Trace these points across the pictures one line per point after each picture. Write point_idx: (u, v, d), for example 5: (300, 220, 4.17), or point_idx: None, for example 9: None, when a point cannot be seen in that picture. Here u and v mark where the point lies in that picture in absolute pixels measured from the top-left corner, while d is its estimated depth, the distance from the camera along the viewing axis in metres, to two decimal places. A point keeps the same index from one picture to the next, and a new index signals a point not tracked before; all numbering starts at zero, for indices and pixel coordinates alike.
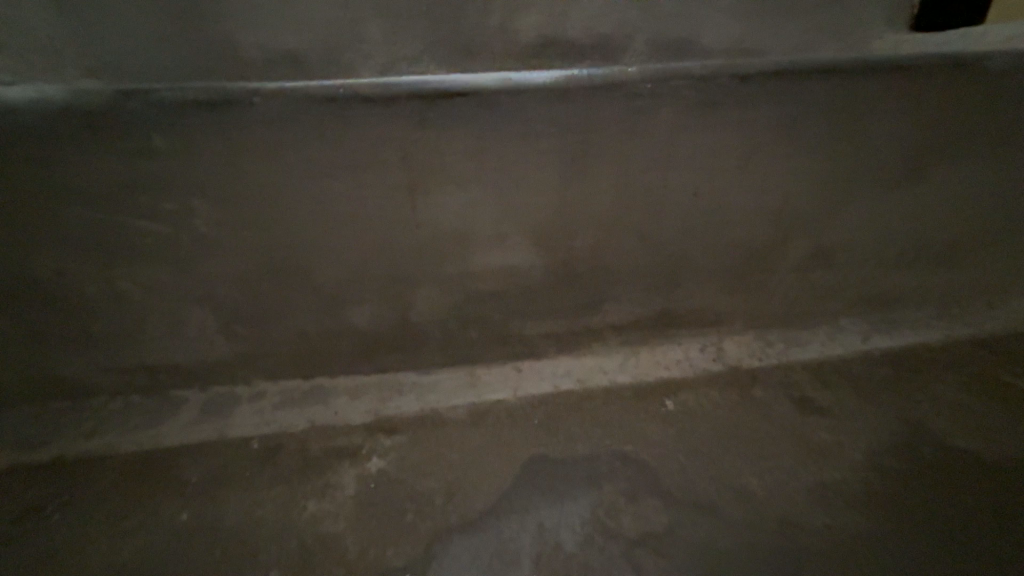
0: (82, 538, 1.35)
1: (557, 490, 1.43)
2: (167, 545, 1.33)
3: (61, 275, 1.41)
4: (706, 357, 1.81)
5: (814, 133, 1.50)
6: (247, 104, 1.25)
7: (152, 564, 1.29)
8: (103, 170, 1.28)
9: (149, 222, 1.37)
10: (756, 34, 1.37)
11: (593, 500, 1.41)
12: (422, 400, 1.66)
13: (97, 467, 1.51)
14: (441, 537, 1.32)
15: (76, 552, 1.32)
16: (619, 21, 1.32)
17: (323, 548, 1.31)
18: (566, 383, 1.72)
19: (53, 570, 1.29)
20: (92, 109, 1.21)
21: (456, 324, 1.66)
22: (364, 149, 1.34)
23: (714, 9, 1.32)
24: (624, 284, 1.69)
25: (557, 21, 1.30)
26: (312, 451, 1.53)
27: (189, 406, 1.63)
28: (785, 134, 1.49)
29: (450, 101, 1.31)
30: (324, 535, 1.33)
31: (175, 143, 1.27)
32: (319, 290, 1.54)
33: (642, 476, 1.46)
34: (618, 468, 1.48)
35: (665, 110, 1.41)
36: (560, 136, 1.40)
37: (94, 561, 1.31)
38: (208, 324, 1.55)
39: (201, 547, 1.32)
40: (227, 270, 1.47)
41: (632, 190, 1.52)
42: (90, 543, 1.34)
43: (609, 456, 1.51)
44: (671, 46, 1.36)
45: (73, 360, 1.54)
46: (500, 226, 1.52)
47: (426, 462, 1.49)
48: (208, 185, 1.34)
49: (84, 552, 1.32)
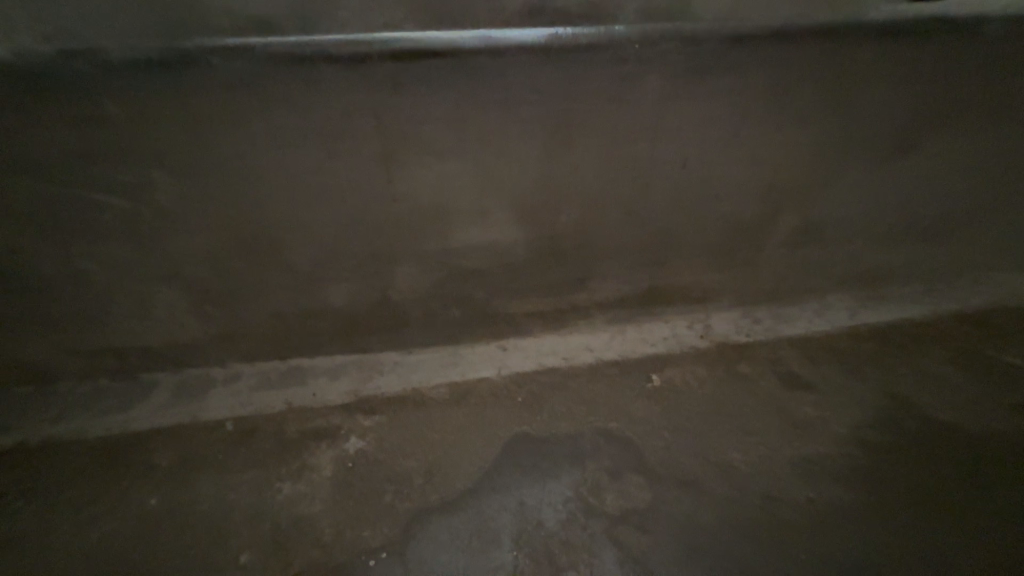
0: (50, 525, 1.31)
1: (539, 468, 1.41)
2: (138, 530, 1.29)
3: (14, 253, 1.33)
4: (693, 334, 1.78)
5: (806, 101, 1.44)
6: (202, 63, 1.15)
7: (121, 550, 1.26)
8: (50, 137, 1.19)
9: (107, 196, 1.29)
10: None
11: (575, 478, 1.39)
12: (403, 380, 1.62)
13: (65, 452, 1.46)
14: (420, 517, 1.30)
15: (43, 539, 1.28)
16: None
17: (298, 532, 1.28)
18: (551, 361, 1.69)
19: (20, 556, 1.25)
20: (30, 70, 1.10)
21: (438, 301, 1.61)
22: (336, 116, 1.26)
23: None
24: (610, 260, 1.65)
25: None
26: (289, 433, 1.48)
27: (161, 388, 1.57)
28: (777, 102, 1.43)
29: (426, 63, 1.22)
30: (300, 517, 1.30)
31: (126, 108, 1.18)
32: (293, 267, 1.48)
33: (625, 453, 1.45)
34: (602, 445, 1.46)
35: (653, 75, 1.34)
36: (543, 102, 1.33)
37: (61, 548, 1.27)
38: (178, 303, 1.48)
39: (173, 531, 1.28)
40: (194, 247, 1.40)
41: (618, 162, 1.47)
42: (59, 529, 1.30)
43: (593, 432, 1.49)
44: (660, 8, 1.29)
45: (35, 341, 1.47)
46: (481, 200, 1.46)
47: (407, 442, 1.45)
48: (168, 155, 1.25)
49: (52, 539, 1.28)
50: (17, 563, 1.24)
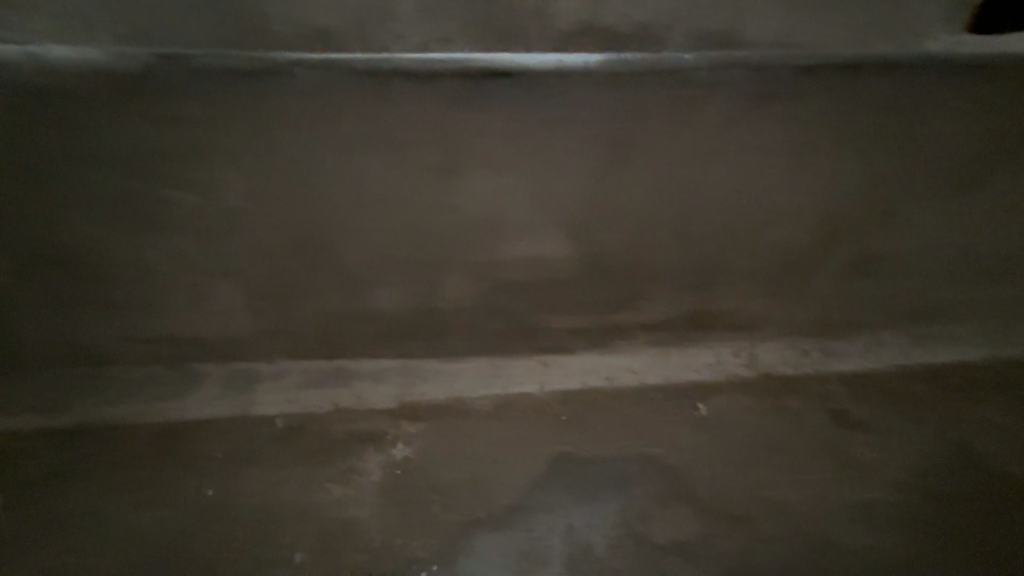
0: (111, 507, 1.34)
1: (585, 490, 1.39)
2: (193, 519, 1.31)
3: (92, 243, 1.40)
4: (738, 362, 1.74)
5: (871, 133, 1.42)
6: (288, 74, 1.23)
7: (178, 539, 1.28)
8: (137, 135, 1.26)
9: (181, 193, 1.35)
10: (804, 29, 1.31)
11: (622, 504, 1.36)
12: (446, 388, 1.61)
13: (124, 436, 1.50)
14: (468, 531, 1.30)
15: (106, 522, 1.32)
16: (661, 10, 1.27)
17: (346, 536, 1.28)
18: (593, 380, 1.66)
19: (86, 535, 1.30)
20: (130, 74, 1.19)
21: (483, 313, 1.61)
22: (405, 128, 1.30)
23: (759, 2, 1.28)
24: (660, 282, 1.63)
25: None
26: (335, 435, 1.49)
27: (212, 380, 1.61)
28: (841, 133, 1.42)
29: (495, 81, 1.27)
30: (348, 521, 1.31)
31: (211, 112, 1.25)
32: (345, 270, 1.50)
33: (672, 481, 1.42)
34: (647, 471, 1.44)
35: (719, 100, 1.35)
36: (605, 123, 1.35)
37: (123, 531, 1.30)
38: (236, 299, 1.52)
39: (225, 525, 1.30)
40: (258, 246, 1.44)
41: (675, 185, 1.47)
42: (119, 512, 1.33)
43: (637, 457, 1.47)
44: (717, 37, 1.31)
45: (100, 327, 1.53)
46: (535, 216, 1.47)
47: (452, 452, 1.45)
48: (243, 158, 1.31)
49: (113, 522, 1.32)
50: (83, 542, 1.28)
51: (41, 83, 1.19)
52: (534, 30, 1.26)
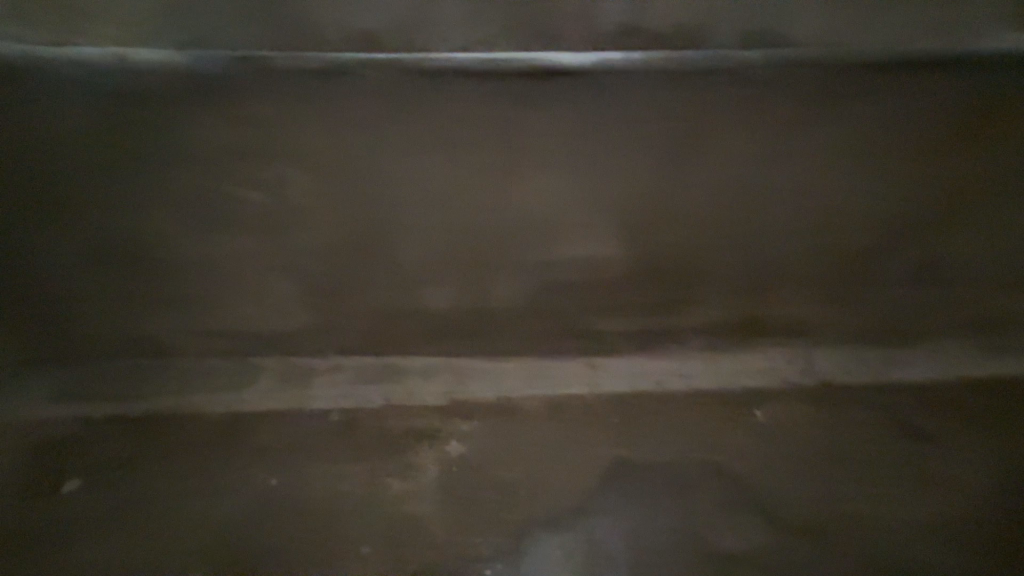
0: (178, 496, 1.35)
1: (647, 496, 1.36)
2: (261, 509, 1.32)
3: (162, 237, 1.44)
4: (794, 369, 1.67)
5: (937, 132, 1.39)
6: (357, 75, 1.27)
7: (245, 529, 1.28)
8: (210, 134, 1.31)
9: (248, 190, 1.39)
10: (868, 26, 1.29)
11: (686, 511, 1.33)
12: (495, 387, 1.59)
13: (183, 424, 1.49)
14: (531, 532, 1.29)
15: (174, 512, 1.32)
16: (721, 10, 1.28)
17: (411, 531, 1.29)
18: (644, 384, 1.62)
19: (156, 522, 1.30)
20: (208, 75, 1.25)
21: (534, 313, 1.60)
22: (467, 127, 1.34)
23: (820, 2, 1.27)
24: (715, 285, 1.60)
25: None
26: (390, 431, 1.49)
27: (267, 373, 1.60)
28: (907, 131, 1.39)
29: (558, 81, 1.30)
30: (411, 517, 1.31)
31: (280, 112, 1.29)
32: (401, 267, 1.51)
33: (735, 489, 1.38)
34: (710, 479, 1.40)
35: (781, 99, 1.34)
36: (663, 122, 1.36)
37: (191, 519, 1.30)
38: (294, 293, 1.54)
39: (291, 515, 1.31)
40: (318, 242, 1.47)
41: (734, 185, 1.45)
42: (185, 501, 1.34)
43: (699, 464, 1.43)
44: (778, 33, 1.30)
45: (161, 319, 1.55)
46: (590, 215, 1.47)
47: (508, 451, 1.44)
48: (309, 157, 1.35)
49: (181, 511, 1.32)
50: (153, 530, 1.29)
51: (126, 85, 1.25)
52: (592, 32, 1.28)
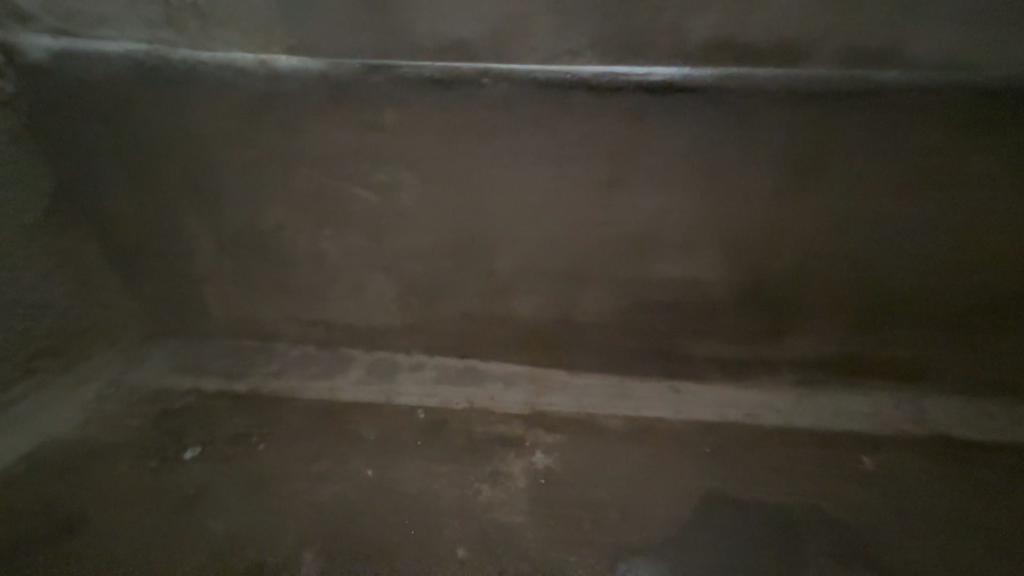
0: (281, 477, 1.39)
1: (757, 535, 1.24)
2: (355, 497, 1.33)
3: (281, 230, 1.56)
4: (903, 416, 1.53)
5: None
6: (475, 84, 1.30)
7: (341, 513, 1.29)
8: (335, 137, 1.40)
9: (363, 191, 1.47)
10: None
11: (804, 558, 1.20)
12: (576, 402, 1.58)
13: (281, 407, 1.58)
14: (630, 557, 1.20)
15: (278, 490, 1.36)
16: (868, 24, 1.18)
17: (506, 540, 1.24)
18: (732, 415, 1.54)
19: (262, 497, 1.34)
20: (339, 81, 1.33)
21: (620, 330, 1.59)
22: (579, 139, 1.33)
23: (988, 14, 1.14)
24: (819, 317, 1.51)
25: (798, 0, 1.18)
26: (475, 435, 1.48)
27: (358, 365, 1.69)
28: None
29: (678, 96, 1.27)
30: (503, 525, 1.27)
31: (400, 117, 1.36)
32: (497, 274, 1.54)
33: (859, 540, 1.24)
34: (829, 526, 1.26)
35: (926, 124, 1.24)
36: (787, 143, 1.29)
37: (292, 500, 1.33)
38: (391, 292, 1.61)
39: (383, 506, 1.31)
40: (420, 245, 1.53)
41: (858, 212, 1.36)
42: (287, 482, 1.37)
43: (813, 508, 1.30)
44: (931, 46, 1.18)
45: (271, 306, 1.69)
46: (694, 234, 1.43)
47: (599, 469, 1.39)
48: (423, 162, 1.41)
49: (283, 491, 1.35)
50: (260, 505, 1.32)
51: (268, 90, 1.36)
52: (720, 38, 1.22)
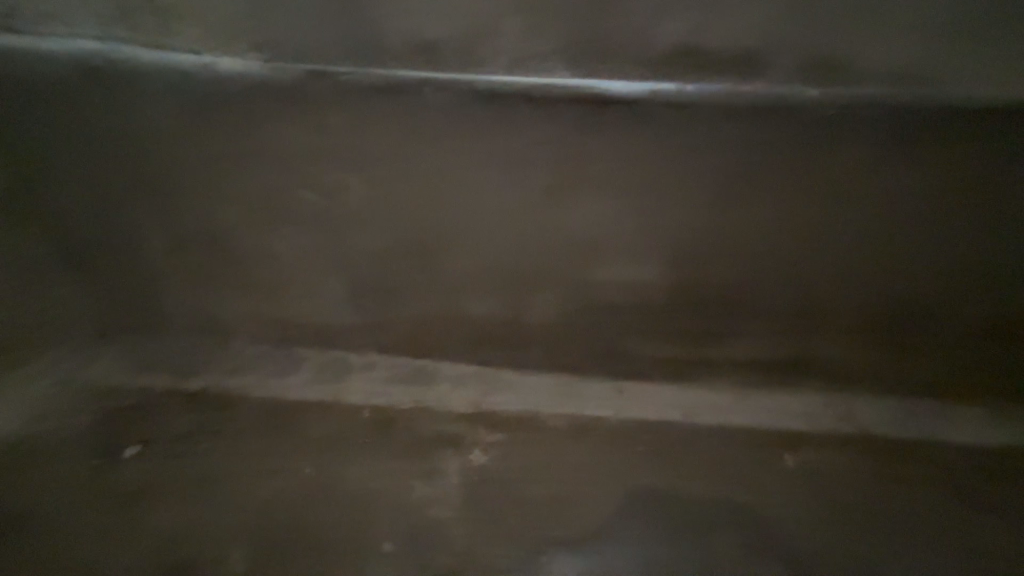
0: (222, 477, 1.44)
1: (666, 529, 1.36)
2: (294, 496, 1.40)
3: (232, 230, 1.55)
4: (834, 416, 1.58)
5: (1002, 183, 1.34)
6: (416, 92, 1.34)
7: (277, 510, 1.37)
8: (279, 136, 1.42)
9: (309, 192, 1.48)
10: (932, 63, 1.27)
11: (705, 550, 1.33)
12: (523, 401, 1.60)
13: (228, 406, 1.59)
14: (548, 551, 1.32)
15: (218, 491, 1.41)
16: (784, 42, 1.27)
17: (433, 536, 1.34)
18: (673, 415, 1.58)
19: (202, 499, 1.40)
20: (283, 86, 1.36)
21: (570, 331, 1.60)
22: (521, 146, 1.37)
23: (888, 37, 1.25)
24: (757, 320, 1.55)
25: (717, 19, 1.26)
26: (418, 433, 1.53)
27: (309, 364, 1.68)
28: (970, 179, 1.34)
29: (612, 110, 1.32)
30: (434, 522, 1.36)
31: (344, 121, 1.38)
32: (444, 276, 1.56)
33: (759, 534, 1.36)
34: (736, 521, 1.37)
35: (841, 141, 1.32)
36: (717, 155, 1.35)
37: (232, 497, 1.40)
38: (341, 292, 1.61)
39: (320, 504, 1.39)
40: (367, 245, 1.54)
41: (786, 222, 1.42)
42: (228, 482, 1.43)
43: (727, 505, 1.40)
44: (837, 68, 1.28)
45: (225, 304, 1.65)
46: (636, 239, 1.47)
47: (530, 467, 1.46)
48: (368, 167, 1.43)
49: (224, 490, 1.41)
50: (201, 505, 1.39)
51: (212, 90, 1.37)
52: (650, 53, 1.29)
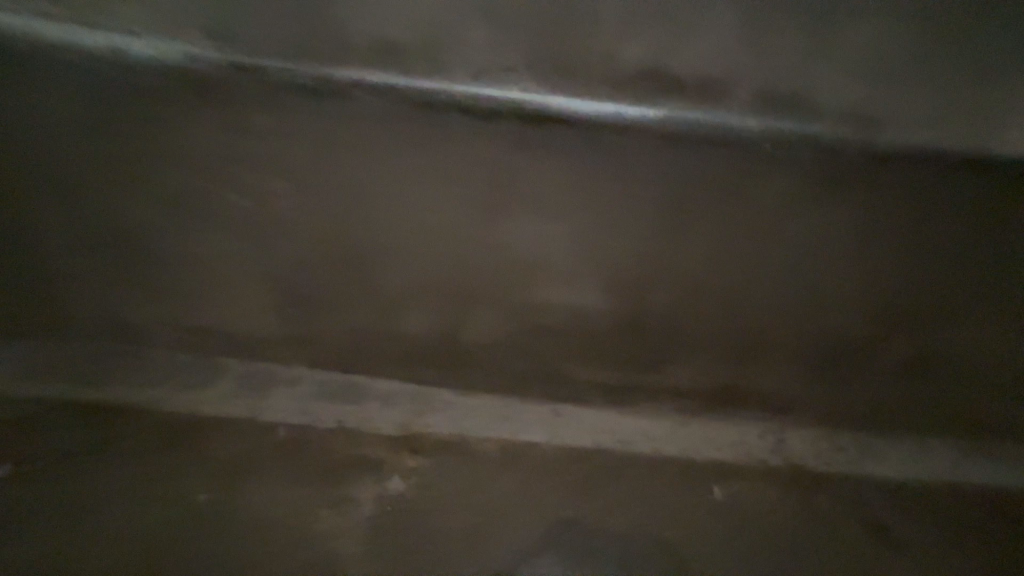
0: (112, 501, 1.34)
1: (581, 565, 1.33)
2: (190, 524, 1.31)
3: (147, 228, 1.42)
4: (766, 447, 1.59)
5: (930, 228, 1.37)
6: (351, 95, 1.27)
7: (167, 538, 1.29)
8: (198, 129, 1.31)
9: (233, 192, 1.38)
10: (868, 104, 1.29)
11: None
12: (454, 424, 1.54)
13: (131, 419, 1.47)
14: None
15: (105, 514, 1.31)
16: (726, 69, 1.28)
17: (334, 571, 1.28)
18: (607, 441, 1.56)
19: (87, 522, 1.30)
20: (207, 77, 1.27)
21: (507, 351, 1.55)
22: (458, 159, 1.32)
23: (829, 70, 1.28)
24: (695, 349, 1.54)
25: (661, 48, 1.28)
26: (337, 456, 1.45)
27: (229, 376, 1.56)
28: (900, 221, 1.36)
29: (553, 127, 1.28)
30: (337, 557, 1.29)
31: (271, 118, 1.30)
32: (377, 288, 1.48)
33: (674, 570, 1.35)
34: (651, 555, 1.36)
35: (780, 175, 1.33)
36: (658, 179, 1.33)
37: (121, 522, 1.31)
38: (266, 300, 1.51)
39: (217, 534, 1.30)
40: (296, 252, 1.45)
41: (723, 253, 1.42)
42: (118, 505, 1.33)
43: (644, 539, 1.38)
44: (780, 99, 1.29)
45: (136, 307, 1.52)
46: (574, 262, 1.43)
47: (450, 497, 1.41)
48: (296, 170, 1.35)
49: (112, 513, 1.32)
50: (85, 530, 1.29)
51: (129, 76, 1.27)
52: (598, 69, 1.28)
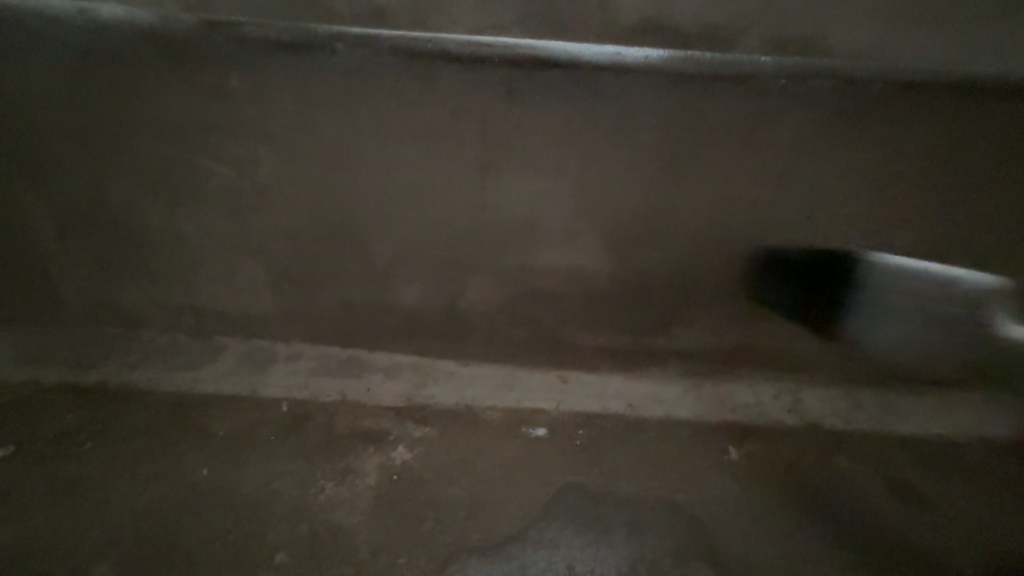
0: (108, 482, 1.30)
1: (593, 529, 1.28)
2: (186, 501, 1.27)
3: (132, 208, 1.38)
4: (780, 408, 1.55)
5: (956, 169, 1.28)
6: (328, 49, 1.18)
7: (162, 515, 1.24)
8: (172, 98, 1.24)
9: (214, 162, 1.31)
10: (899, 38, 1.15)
11: (632, 550, 1.24)
12: (458, 394, 1.53)
13: (133, 401, 1.47)
14: (461, 557, 1.21)
15: (99, 494, 1.28)
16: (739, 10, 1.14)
17: (335, 540, 1.22)
18: (615, 406, 1.53)
19: (79, 502, 1.26)
20: (177, 40, 1.18)
21: (507, 318, 1.51)
22: (445, 114, 1.24)
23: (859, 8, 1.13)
24: (703, 309, 1.48)
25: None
26: (339, 428, 1.44)
27: (229, 353, 1.56)
28: (924, 161, 1.27)
29: (547, 74, 1.19)
30: (339, 527, 1.24)
31: (248, 80, 1.22)
32: (370, 259, 1.44)
33: (692, 533, 1.28)
34: (664, 517, 1.31)
35: (794, 114, 1.23)
36: (661, 127, 1.24)
37: (115, 501, 1.27)
38: (259, 276, 1.47)
39: (216, 510, 1.26)
40: (283, 224, 1.39)
41: (733, 205, 1.33)
42: (114, 485, 1.30)
43: (655, 503, 1.34)
44: (794, 47, 1.17)
45: (130, 289, 1.50)
46: (573, 222, 1.37)
47: (454, 466, 1.38)
48: (278, 137, 1.28)
49: (108, 492, 1.28)
50: (77, 510, 1.24)
51: (92, 41, 1.18)
52: (596, 24, 1.16)
